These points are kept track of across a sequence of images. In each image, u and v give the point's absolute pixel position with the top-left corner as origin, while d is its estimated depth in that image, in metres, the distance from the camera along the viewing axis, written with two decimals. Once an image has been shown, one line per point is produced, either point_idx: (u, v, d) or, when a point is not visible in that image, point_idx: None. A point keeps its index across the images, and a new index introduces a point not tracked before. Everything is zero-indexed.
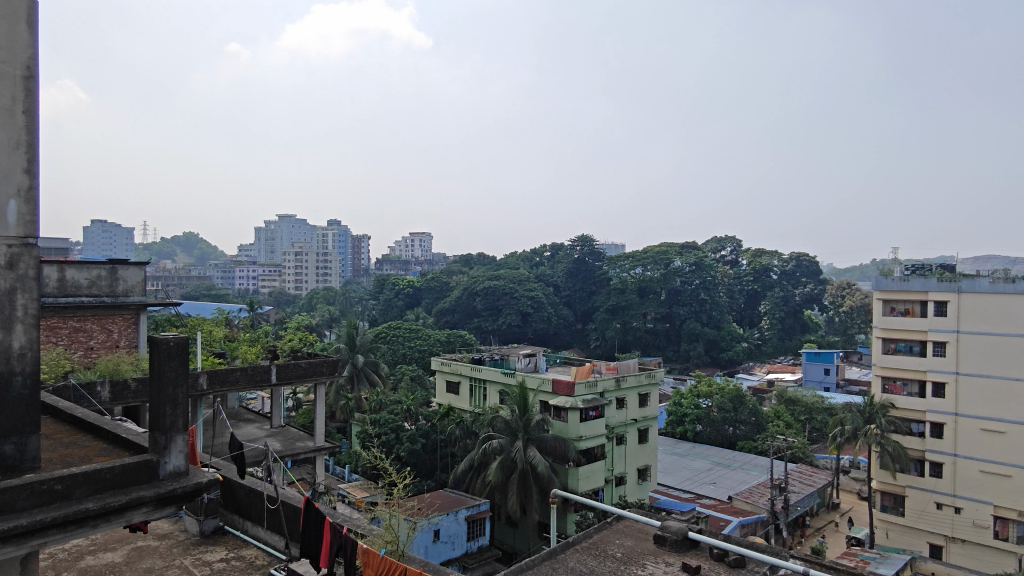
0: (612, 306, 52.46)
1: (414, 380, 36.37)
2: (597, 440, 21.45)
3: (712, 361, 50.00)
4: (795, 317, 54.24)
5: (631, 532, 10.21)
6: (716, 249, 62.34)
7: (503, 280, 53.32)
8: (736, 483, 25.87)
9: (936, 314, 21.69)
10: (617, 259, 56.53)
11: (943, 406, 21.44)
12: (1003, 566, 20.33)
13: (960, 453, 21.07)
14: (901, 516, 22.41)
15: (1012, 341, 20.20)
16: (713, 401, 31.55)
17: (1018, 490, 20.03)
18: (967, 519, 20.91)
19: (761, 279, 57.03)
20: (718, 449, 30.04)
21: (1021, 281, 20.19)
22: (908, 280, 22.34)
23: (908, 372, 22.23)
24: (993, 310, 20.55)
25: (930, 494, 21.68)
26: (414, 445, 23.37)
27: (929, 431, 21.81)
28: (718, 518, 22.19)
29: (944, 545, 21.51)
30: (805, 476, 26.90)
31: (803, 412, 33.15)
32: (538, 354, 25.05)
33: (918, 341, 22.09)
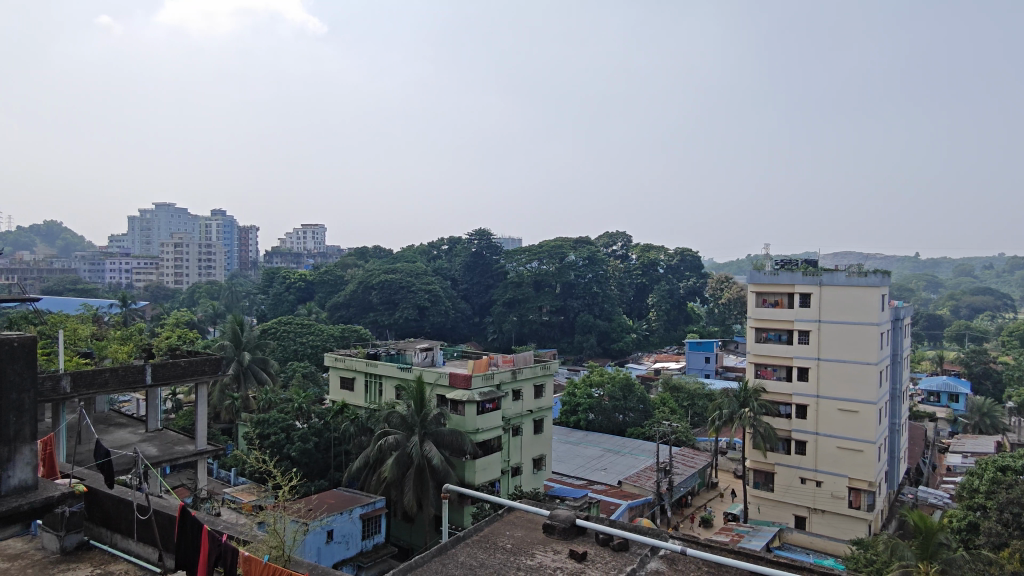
0: (509, 299, 53.09)
1: (306, 377, 35.12)
2: (493, 431, 21.65)
3: (604, 352, 51.90)
4: (679, 309, 57.30)
5: (520, 522, 10.39)
6: (608, 245, 64.53)
7: (399, 274, 52.56)
8: (625, 468, 27.06)
9: (801, 305, 23.64)
10: (514, 252, 57.22)
11: (806, 389, 23.46)
12: (855, 532, 22.73)
13: (821, 431, 23.16)
14: (770, 491, 24.25)
15: (864, 329, 22.39)
16: (605, 391, 32.78)
17: (868, 463, 22.34)
18: (827, 491, 23.04)
19: (649, 273, 59.74)
20: (609, 436, 31.23)
21: (872, 274, 22.37)
22: (777, 275, 24.17)
23: (777, 359, 24.11)
24: (849, 301, 22.65)
25: (795, 469, 23.63)
26: (305, 444, 22.55)
27: (795, 412, 23.79)
28: (609, 501, 23.10)
29: (807, 516, 23.50)
30: (688, 458, 28.54)
31: (685, 398, 35.16)
32: (435, 349, 24.82)
33: (786, 330, 24.02)
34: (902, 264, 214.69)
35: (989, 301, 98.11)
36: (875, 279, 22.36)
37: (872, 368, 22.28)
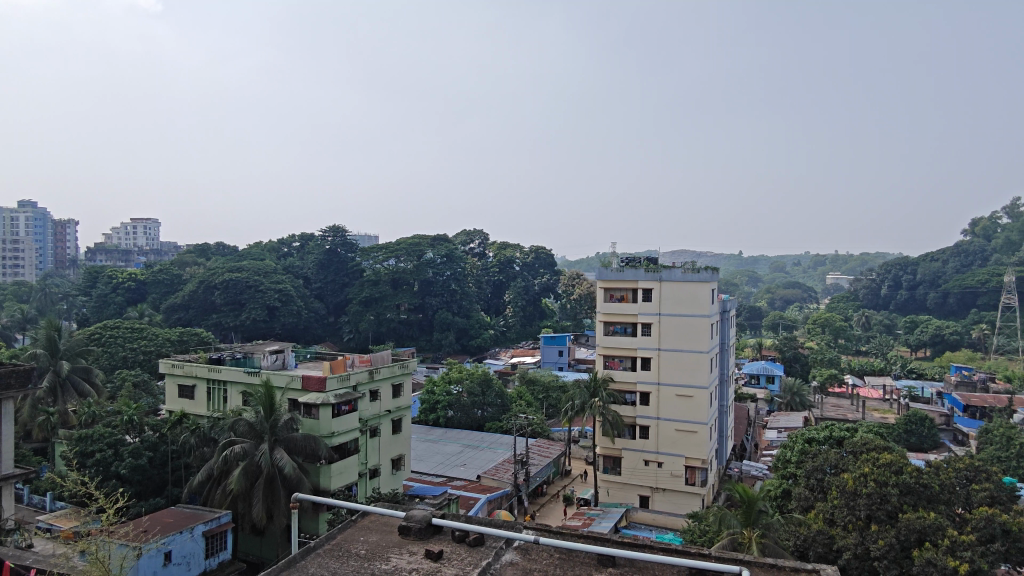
0: (365, 298, 51.83)
1: (137, 387, 31.93)
2: (349, 434, 21.05)
3: (462, 349, 52.30)
4: (534, 305, 59.18)
5: (375, 527, 10.20)
6: (466, 242, 64.82)
7: (245, 272, 49.49)
8: (484, 462, 27.50)
9: (643, 299, 25.39)
10: (370, 249, 55.67)
11: (649, 377, 25.30)
12: (690, 506, 24.88)
13: (661, 416, 25.07)
14: (618, 474, 25.77)
15: (697, 321, 24.54)
16: (464, 387, 33.14)
17: (701, 443, 24.56)
18: (667, 470, 24.97)
19: (505, 270, 61.09)
20: (468, 431, 31.59)
21: (703, 270, 24.54)
22: (622, 271, 25.76)
23: (623, 350, 25.71)
24: (684, 296, 24.68)
25: (639, 452, 25.36)
26: (137, 461, 20.42)
27: (639, 400, 25.53)
28: (467, 496, 23.39)
29: (650, 495, 25.29)
30: (543, 448, 29.62)
31: (541, 391, 36.51)
32: (286, 350, 23.68)
33: (630, 323, 25.68)
34: (730, 261, 237.83)
35: (797, 295, 111.92)
36: (706, 275, 24.55)
37: (704, 356, 24.49)
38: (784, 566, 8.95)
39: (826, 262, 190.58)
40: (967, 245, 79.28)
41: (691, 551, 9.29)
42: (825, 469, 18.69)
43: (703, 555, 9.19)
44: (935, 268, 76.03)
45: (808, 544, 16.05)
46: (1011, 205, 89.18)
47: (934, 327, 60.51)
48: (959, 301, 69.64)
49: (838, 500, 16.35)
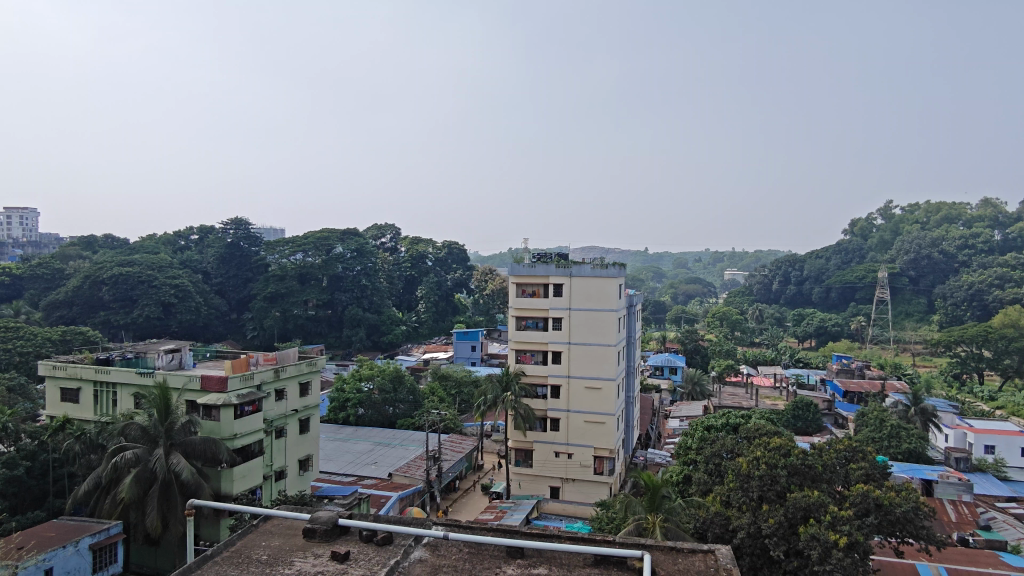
0: (270, 294, 49.79)
1: (12, 392, 29.22)
2: (253, 436, 20.22)
3: (373, 345, 51.43)
4: (447, 300, 58.94)
5: (278, 531, 9.86)
6: (377, 237, 63.50)
7: (137, 267, 46.36)
8: (395, 459, 27.17)
9: (554, 294, 25.88)
10: (275, 244, 53.49)
11: (559, 370, 25.83)
12: (598, 494, 25.63)
13: (571, 408, 25.69)
14: (529, 467, 26.16)
15: (605, 315, 25.29)
16: (375, 384, 32.62)
17: (609, 433, 25.34)
18: (577, 461, 25.59)
19: (417, 266, 60.44)
20: (379, 429, 31.11)
21: (611, 266, 25.31)
22: (534, 267, 26.09)
23: (534, 344, 26.09)
24: (593, 291, 25.38)
25: (550, 444, 25.86)
26: (13, 472, 18.73)
27: (549, 392, 26.02)
28: (378, 495, 23.04)
29: (561, 485, 25.85)
30: (456, 444, 29.63)
31: (453, 387, 36.48)
32: (183, 350, 22.33)
33: (542, 318, 26.10)
34: (636, 257, 246.63)
35: (698, 289, 117.64)
36: (614, 270, 25.34)
37: (611, 349, 25.27)
38: (683, 548, 9.39)
39: (724, 258, 201.28)
40: (847, 243, 85.78)
41: (596, 538, 9.58)
42: (722, 454, 19.77)
43: (608, 542, 9.50)
44: (819, 264, 81.95)
45: (706, 525, 16.92)
46: (884, 207, 97.44)
47: (818, 319, 65.28)
48: (840, 295, 75.40)
49: (734, 483, 17.39)
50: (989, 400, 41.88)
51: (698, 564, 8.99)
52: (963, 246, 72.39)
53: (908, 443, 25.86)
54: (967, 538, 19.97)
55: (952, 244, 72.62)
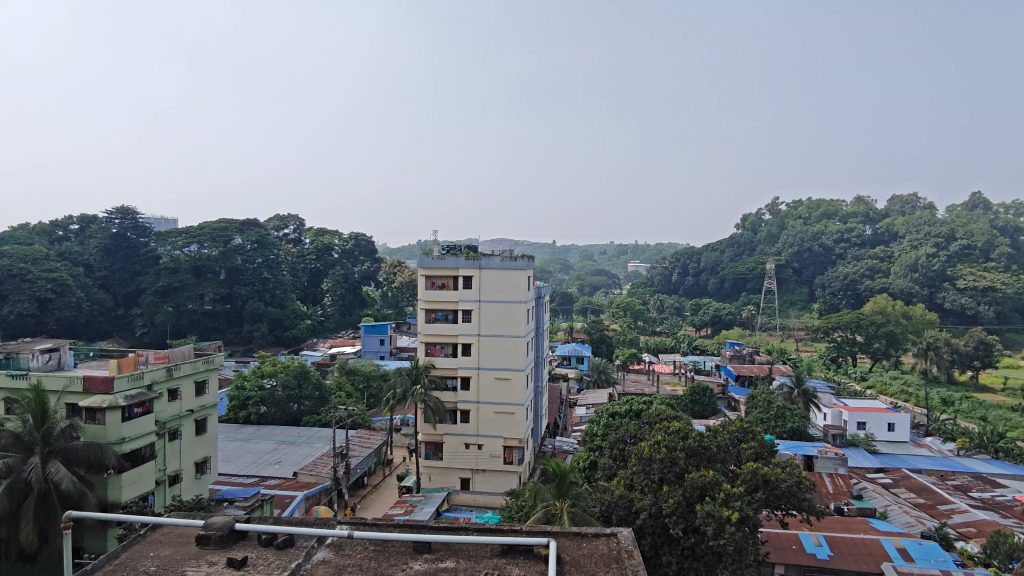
0: (162, 288, 46.83)
1: None
2: (144, 439, 19.00)
3: (276, 340, 49.66)
4: (354, 293, 57.65)
5: (169, 539, 9.31)
6: (279, 228, 60.89)
7: (6, 259, 42.22)
8: (301, 458, 26.38)
9: (464, 287, 25.88)
10: (166, 234, 50.10)
11: (469, 362, 25.93)
12: (508, 484, 25.98)
13: (481, 400, 25.87)
14: (439, 460, 26.12)
15: (514, 306, 25.60)
16: (278, 380, 31.50)
17: (518, 423, 25.72)
18: (487, 452, 25.80)
19: (323, 258, 58.62)
20: (283, 427, 30.10)
21: (520, 259, 25.63)
22: (443, 259, 25.90)
23: (444, 337, 25.99)
24: (503, 283, 25.61)
25: (460, 437, 25.93)
26: None
27: (459, 385, 26.04)
28: (283, 495, 22.30)
29: (471, 477, 25.98)
30: (364, 439, 29.13)
31: (361, 381, 35.86)
32: (62, 349, 20.67)
33: (451, 310, 26.02)
34: (545, 248, 250.73)
35: (603, 281, 121.29)
36: (523, 263, 25.69)
37: (520, 340, 25.64)
38: (587, 533, 9.69)
39: (628, 250, 208.61)
40: (739, 237, 90.98)
41: (504, 528, 9.70)
42: (626, 440, 20.53)
43: (515, 531, 9.66)
44: (714, 256, 86.41)
45: (611, 508, 17.52)
46: (771, 203, 103.93)
47: (713, 308, 69.00)
48: (733, 285, 79.96)
49: (637, 467, 18.11)
50: (861, 380, 45.87)
51: (601, 548, 9.31)
52: (839, 240, 78.52)
53: (792, 422, 27.88)
54: (842, 507, 21.83)
55: (830, 237, 78.58)
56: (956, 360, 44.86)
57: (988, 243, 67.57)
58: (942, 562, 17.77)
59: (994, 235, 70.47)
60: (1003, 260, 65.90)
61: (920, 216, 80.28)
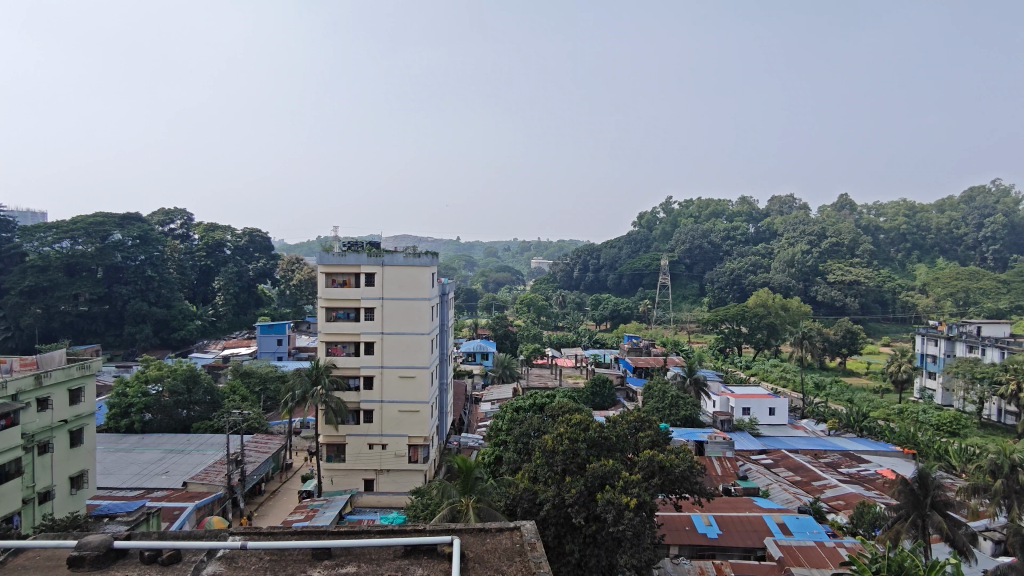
0: (28, 288, 42.56)
1: None
2: (8, 454, 17.25)
3: (162, 343, 46.62)
4: (248, 292, 55.02)
5: (34, 565, 8.43)
6: (164, 222, 56.89)
7: None
8: (191, 467, 24.89)
9: (365, 284, 25.32)
10: (33, 229, 45.53)
11: (372, 361, 25.42)
12: (413, 483, 25.76)
13: (385, 399, 25.46)
14: (342, 461, 25.46)
15: (418, 304, 25.41)
16: (164, 385, 29.51)
17: (422, 421, 25.57)
18: (391, 452, 25.43)
19: (214, 255, 55.38)
20: (171, 435, 28.27)
21: (424, 255, 25.46)
22: (344, 256, 25.19)
23: (346, 335, 25.32)
24: (406, 280, 25.34)
25: (363, 437, 25.39)
26: None
27: (362, 384, 25.49)
28: (171, 507, 20.95)
29: (375, 477, 25.52)
30: (261, 444, 27.92)
31: (257, 383, 34.33)
32: None
33: (353, 309, 25.39)
34: (449, 245, 249.82)
35: (508, 278, 122.42)
36: (426, 260, 25.54)
37: (424, 337, 25.50)
38: (490, 528, 9.81)
39: (531, 247, 212.15)
40: (636, 234, 94.63)
41: (408, 528, 9.60)
42: (530, 433, 20.85)
43: (419, 530, 9.59)
44: (613, 253, 89.38)
45: (516, 501, 17.76)
46: (665, 202, 108.78)
47: (612, 303, 71.43)
48: (631, 280, 83.19)
49: (541, 459, 18.43)
50: (746, 368, 49.09)
51: (505, 542, 9.43)
52: (726, 237, 83.42)
53: (684, 410, 29.44)
54: (729, 488, 23.31)
55: (719, 235, 83.33)
56: (827, 348, 48.97)
57: (853, 241, 74.08)
58: (816, 534, 19.38)
59: (859, 233, 77.34)
60: (866, 256, 72.51)
61: (796, 216, 86.72)
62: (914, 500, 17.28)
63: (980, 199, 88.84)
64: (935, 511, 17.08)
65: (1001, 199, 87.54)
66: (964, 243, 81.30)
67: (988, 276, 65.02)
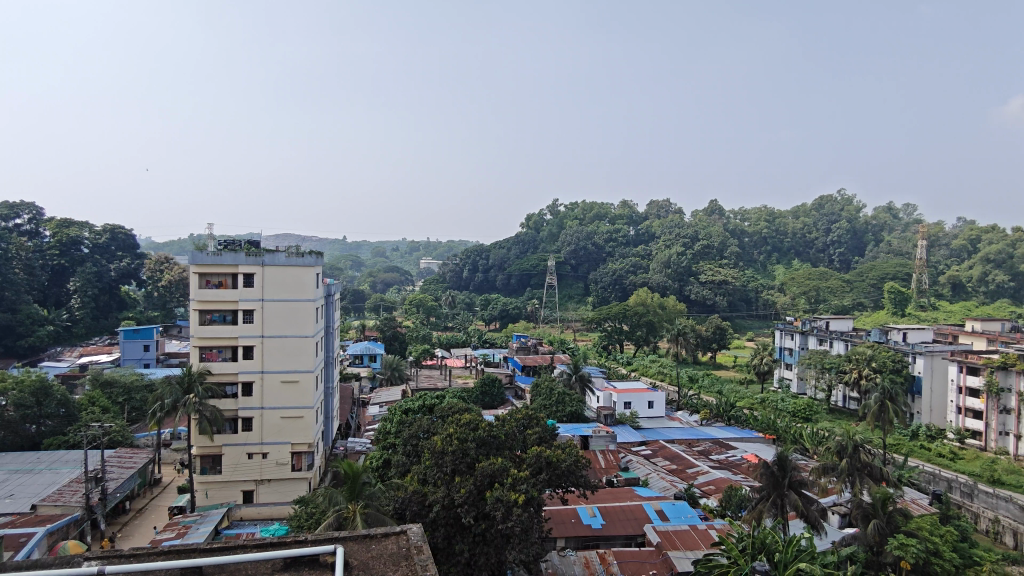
0: None
1: None
2: None
3: (6, 352, 41.87)
4: (110, 294, 50.59)
5: None
6: (8, 217, 50.85)
7: None
8: (41, 488, 22.45)
9: (244, 285, 24.01)
10: None
11: (251, 366, 24.14)
12: (296, 491, 24.77)
13: (265, 405, 24.28)
14: (218, 473, 24.00)
15: (302, 305, 24.51)
16: (9, 399, 26.45)
17: (306, 427, 24.66)
18: (272, 460, 24.30)
19: (69, 253, 50.19)
20: (17, 454, 25.40)
21: (307, 255, 24.57)
22: (219, 255, 23.74)
23: (221, 339, 23.88)
24: (288, 280, 24.34)
25: (241, 446, 24.07)
26: None
27: (240, 391, 24.15)
28: (17, 534, 18.78)
29: (254, 488, 24.27)
30: (124, 459, 25.70)
31: (121, 394, 31.65)
32: None
33: (230, 311, 24.00)
34: (334, 245, 241.86)
35: (396, 278, 120.45)
36: (310, 260, 24.65)
37: (309, 339, 24.64)
38: (376, 534, 9.61)
39: (420, 247, 210.30)
40: (524, 235, 96.37)
41: (287, 540, 9.20)
42: (420, 435, 20.67)
43: (299, 541, 9.22)
44: (502, 254, 90.54)
45: (405, 505, 17.52)
46: (552, 204, 111.61)
47: (501, 303, 72.33)
48: (519, 280, 84.65)
49: (430, 461, 18.30)
50: (627, 364, 51.43)
51: (390, 547, 9.30)
52: (609, 239, 86.90)
53: (570, 406, 30.40)
54: (612, 479, 24.37)
55: (602, 236, 86.67)
56: (700, 343, 52.35)
57: (722, 243, 79.59)
58: (690, 518, 20.67)
59: (727, 235, 83.23)
60: (733, 257, 78.27)
61: (672, 219, 91.97)
62: (774, 481, 18.87)
63: (828, 206, 98.40)
64: (792, 490, 18.73)
65: (845, 207, 97.43)
66: (815, 245, 89.91)
67: (835, 277, 72.26)
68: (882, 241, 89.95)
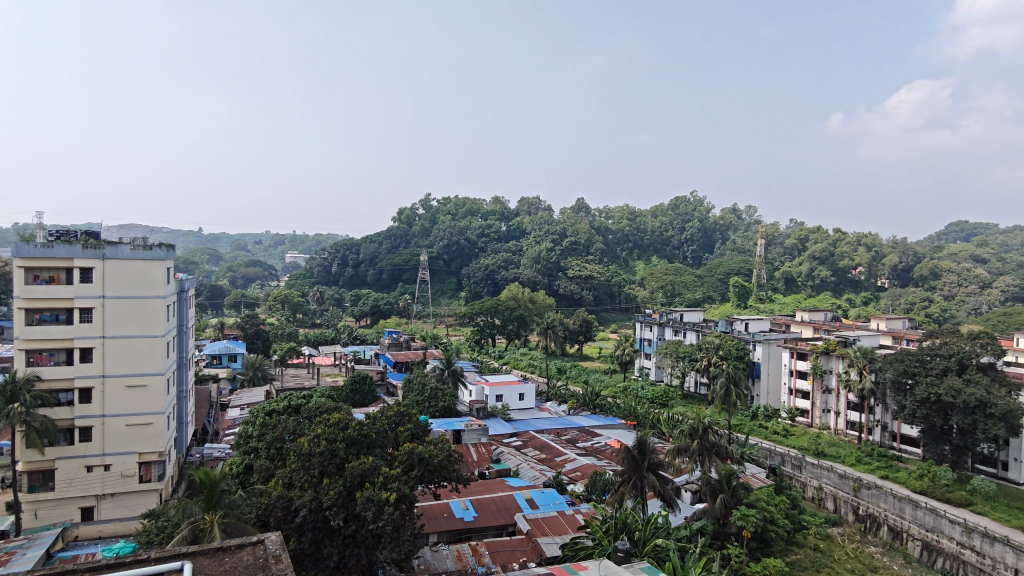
0: None
1: None
2: None
3: None
4: None
5: None
6: None
7: None
8: None
9: (80, 281, 21.68)
10: None
11: (90, 371, 21.84)
12: (145, 504, 22.84)
13: (107, 413, 22.10)
14: (50, 491, 21.53)
15: (150, 303, 22.59)
16: None
17: (156, 435, 22.78)
18: (116, 473, 22.20)
19: None
20: None
21: (156, 248, 22.67)
22: (50, 247, 21.21)
23: (53, 341, 21.40)
24: (133, 275, 22.35)
25: (78, 459, 21.76)
26: None
27: (77, 398, 21.77)
28: None
29: (95, 504, 22.06)
30: None
31: None
32: None
33: (64, 310, 21.58)
34: (187, 237, 224.10)
35: (258, 273, 114.02)
36: (159, 253, 22.75)
37: (159, 340, 22.77)
38: (229, 546, 9.09)
39: (286, 240, 200.53)
40: (396, 229, 94.81)
41: (126, 560, 8.46)
42: (284, 437, 19.76)
43: (140, 561, 8.51)
44: (372, 249, 88.55)
45: (269, 511, 16.69)
46: (424, 198, 110.76)
47: (372, 299, 70.76)
48: (390, 275, 83.22)
49: (295, 464, 17.56)
50: (498, 358, 52.32)
51: (245, 559, 8.84)
52: (481, 235, 87.66)
53: (442, 401, 30.44)
54: (483, 472, 24.72)
55: (474, 232, 87.24)
56: (568, 336, 54.38)
57: (588, 240, 83.06)
58: (558, 505, 21.47)
59: (592, 232, 86.75)
60: (598, 254, 81.94)
61: (541, 216, 94.49)
62: (634, 464, 20.05)
63: (682, 206, 105.70)
64: (650, 472, 20.00)
65: (697, 207, 105.19)
66: (671, 243, 96.39)
67: (688, 272, 77.88)
68: (728, 240, 98.20)
